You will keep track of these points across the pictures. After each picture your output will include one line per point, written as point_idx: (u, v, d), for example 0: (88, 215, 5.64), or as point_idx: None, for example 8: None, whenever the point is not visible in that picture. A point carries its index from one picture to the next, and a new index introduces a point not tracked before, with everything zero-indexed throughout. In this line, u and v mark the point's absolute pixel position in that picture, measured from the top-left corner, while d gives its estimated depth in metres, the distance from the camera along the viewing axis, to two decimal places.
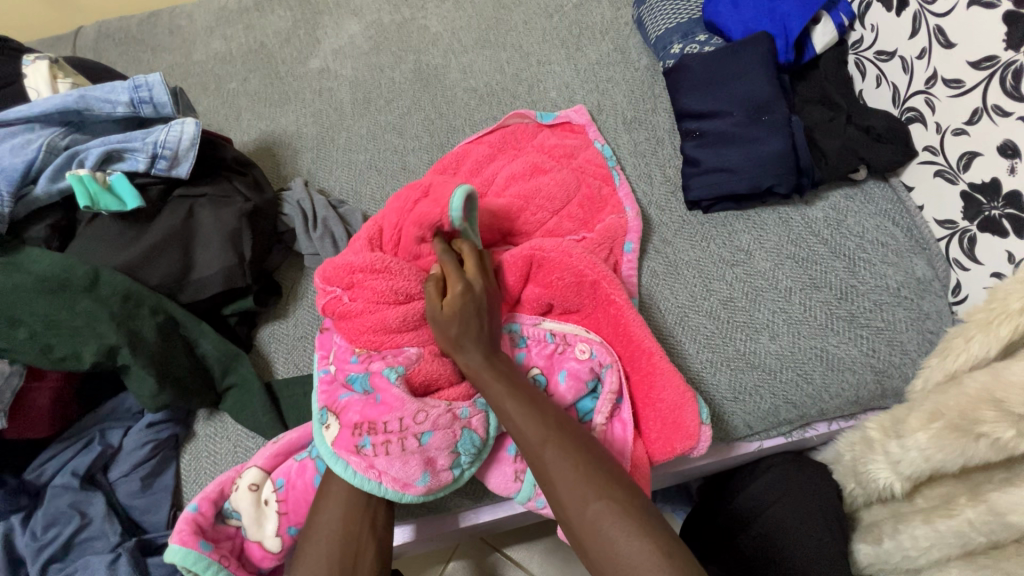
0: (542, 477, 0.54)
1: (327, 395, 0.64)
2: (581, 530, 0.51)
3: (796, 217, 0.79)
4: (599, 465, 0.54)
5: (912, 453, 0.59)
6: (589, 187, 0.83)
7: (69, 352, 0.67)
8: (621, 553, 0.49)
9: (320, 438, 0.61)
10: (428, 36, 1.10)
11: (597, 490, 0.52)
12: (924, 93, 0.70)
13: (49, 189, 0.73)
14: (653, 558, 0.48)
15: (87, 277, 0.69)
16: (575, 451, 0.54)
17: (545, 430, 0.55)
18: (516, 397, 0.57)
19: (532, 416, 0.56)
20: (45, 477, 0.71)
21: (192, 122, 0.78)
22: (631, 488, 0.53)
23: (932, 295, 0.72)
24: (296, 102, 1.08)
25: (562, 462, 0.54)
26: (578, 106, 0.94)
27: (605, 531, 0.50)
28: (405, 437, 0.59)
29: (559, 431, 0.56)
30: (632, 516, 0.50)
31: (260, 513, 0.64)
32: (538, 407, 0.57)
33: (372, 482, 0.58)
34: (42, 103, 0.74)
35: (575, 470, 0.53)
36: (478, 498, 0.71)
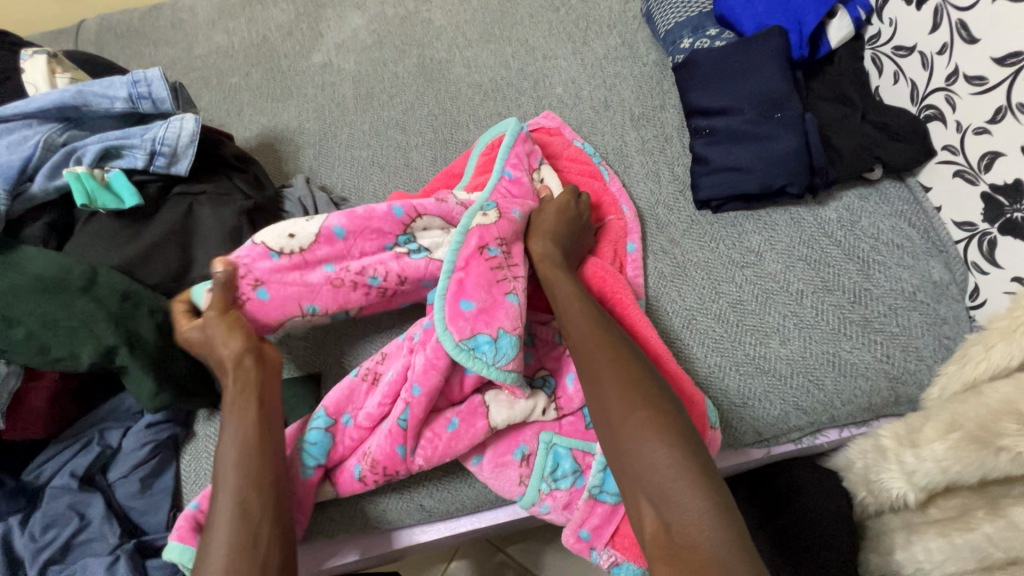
0: (589, 378, 0.56)
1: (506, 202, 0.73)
2: (617, 426, 0.52)
3: (809, 217, 0.77)
4: (653, 384, 0.55)
5: (928, 464, 0.57)
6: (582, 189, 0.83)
7: (66, 353, 0.66)
8: (651, 462, 0.49)
9: (473, 215, 0.69)
10: (432, 30, 1.08)
11: (644, 401, 0.53)
12: (944, 90, 0.68)
13: (46, 186, 0.72)
14: (670, 469, 0.49)
15: (84, 277, 0.67)
16: (625, 360, 0.56)
17: (600, 335, 0.59)
18: (582, 301, 0.62)
19: (588, 318, 0.60)
20: (44, 477, 0.70)
21: (192, 117, 0.76)
22: (671, 407, 0.53)
23: (948, 300, 0.70)
24: (298, 96, 1.07)
25: (608, 363, 0.56)
26: (547, 112, 0.92)
27: (638, 442, 0.50)
28: (499, 282, 0.65)
29: (614, 339, 0.58)
30: (672, 440, 0.50)
31: None
32: (599, 314, 0.61)
33: (452, 263, 0.65)
34: (39, 98, 0.73)
35: (623, 371, 0.55)
36: (482, 501, 0.70)
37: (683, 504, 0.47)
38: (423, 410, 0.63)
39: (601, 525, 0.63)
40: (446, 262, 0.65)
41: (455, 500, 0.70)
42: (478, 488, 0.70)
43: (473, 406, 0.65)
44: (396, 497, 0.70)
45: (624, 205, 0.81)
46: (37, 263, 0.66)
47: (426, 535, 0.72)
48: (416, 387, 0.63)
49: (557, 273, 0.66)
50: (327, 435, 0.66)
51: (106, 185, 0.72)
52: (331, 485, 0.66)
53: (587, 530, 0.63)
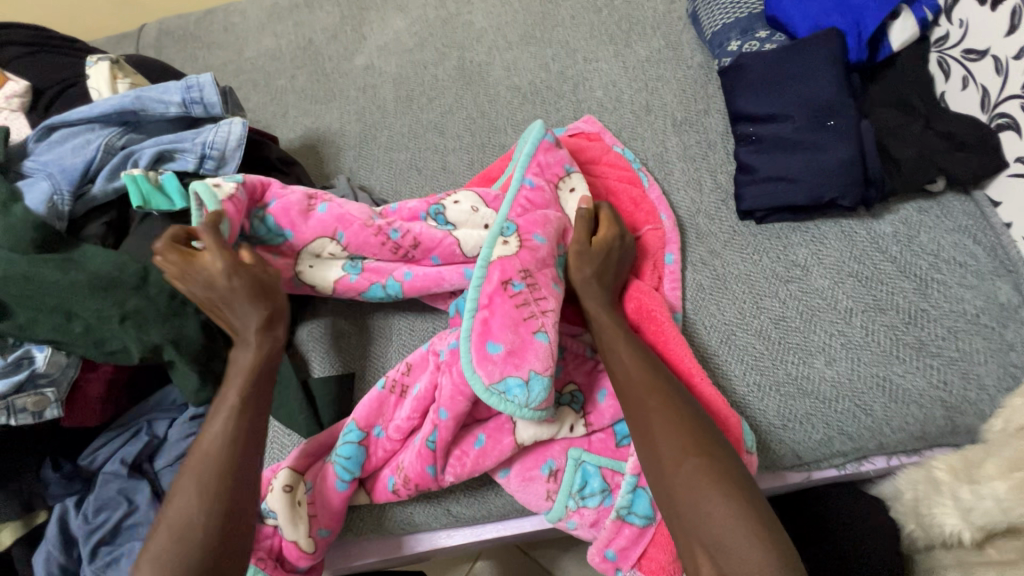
0: (642, 423, 0.56)
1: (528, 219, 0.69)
2: (669, 475, 0.53)
3: (862, 231, 0.73)
4: (707, 431, 0.55)
5: (988, 502, 0.55)
6: (620, 197, 0.81)
7: (119, 346, 0.68)
8: (708, 512, 0.49)
9: (494, 245, 0.67)
10: (473, 32, 1.08)
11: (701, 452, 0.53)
12: (1020, 98, 0.63)
13: (105, 188, 0.76)
14: (729, 521, 0.48)
15: (136, 275, 0.69)
16: (676, 406, 0.56)
17: (651, 377, 0.58)
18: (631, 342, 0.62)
19: (637, 360, 0.60)
20: (98, 463, 0.74)
21: (239, 122, 0.79)
22: (727, 457, 0.53)
23: (1017, 324, 0.65)
24: (341, 99, 1.09)
25: (661, 409, 0.56)
26: (588, 116, 0.90)
27: (695, 492, 0.51)
28: (528, 320, 0.63)
29: (664, 382, 0.58)
30: (728, 491, 0.50)
31: (294, 513, 0.65)
32: (648, 356, 0.61)
33: (475, 301, 0.64)
34: (101, 104, 0.78)
35: (671, 415, 0.55)
36: (507, 509, 0.70)
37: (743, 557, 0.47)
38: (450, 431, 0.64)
39: (629, 549, 0.62)
40: (469, 300, 0.64)
41: (481, 507, 0.70)
42: (506, 496, 0.70)
43: (500, 424, 0.65)
44: (425, 500, 0.71)
45: (664, 214, 0.79)
46: (95, 260, 0.70)
47: (452, 539, 0.72)
48: (441, 412, 0.64)
49: (596, 303, 0.65)
50: (360, 449, 0.67)
51: (159, 187, 0.74)
52: (366, 493, 0.69)
53: (616, 553, 0.62)
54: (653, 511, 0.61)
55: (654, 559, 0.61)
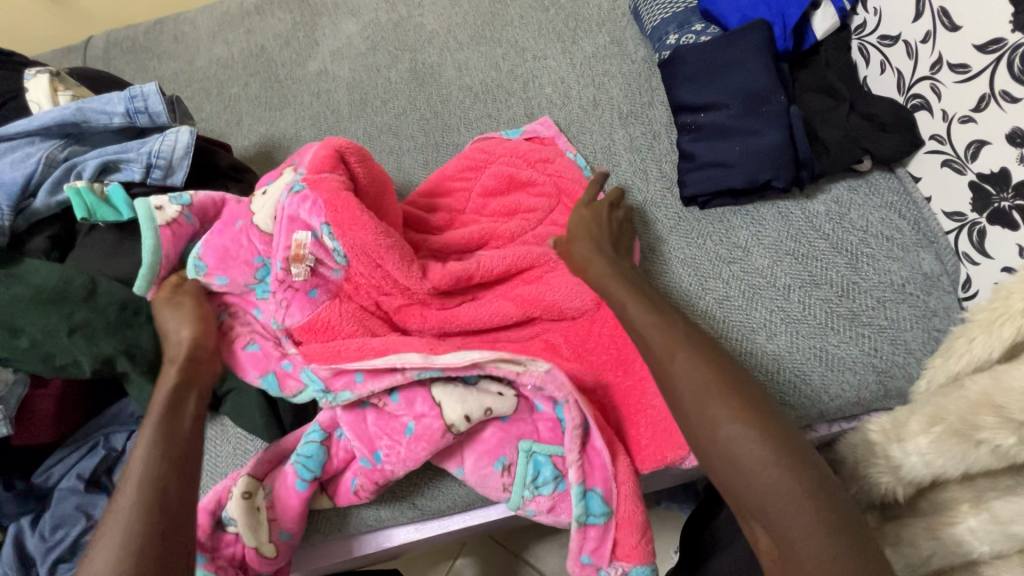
0: (669, 389, 0.52)
1: (307, 205, 0.68)
2: (703, 436, 0.48)
3: (797, 211, 0.76)
4: (742, 385, 0.50)
5: (913, 458, 0.57)
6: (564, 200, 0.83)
7: (68, 360, 0.68)
8: (755, 476, 0.44)
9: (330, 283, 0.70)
10: (424, 34, 1.10)
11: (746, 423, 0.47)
12: (929, 79, 0.67)
13: (48, 201, 0.75)
14: (777, 482, 0.43)
15: (84, 288, 0.69)
16: (703, 362, 0.51)
17: (668, 338, 0.54)
18: (648, 312, 0.58)
19: (654, 322, 0.56)
20: (53, 479, 0.73)
21: (186, 130, 0.79)
22: (768, 411, 0.48)
23: (939, 291, 0.69)
24: (295, 104, 1.09)
25: (687, 368, 0.51)
26: (544, 118, 0.93)
27: (738, 456, 0.45)
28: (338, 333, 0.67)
29: (685, 341, 0.53)
30: (773, 450, 0.45)
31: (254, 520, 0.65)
32: (664, 316, 0.57)
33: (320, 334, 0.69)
34: (41, 116, 0.77)
35: (699, 372, 0.50)
36: (470, 500, 0.71)
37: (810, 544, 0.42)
38: (376, 415, 0.66)
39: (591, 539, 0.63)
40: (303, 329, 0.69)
41: (446, 498, 0.71)
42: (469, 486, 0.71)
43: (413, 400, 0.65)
44: (391, 496, 0.72)
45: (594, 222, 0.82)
46: (39, 275, 0.69)
47: (421, 532, 0.73)
48: (365, 403, 0.67)
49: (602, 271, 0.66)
50: (321, 448, 0.67)
51: (104, 199, 0.74)
52: (328, 497, 0.69)
53: (583, 549, 0.64)
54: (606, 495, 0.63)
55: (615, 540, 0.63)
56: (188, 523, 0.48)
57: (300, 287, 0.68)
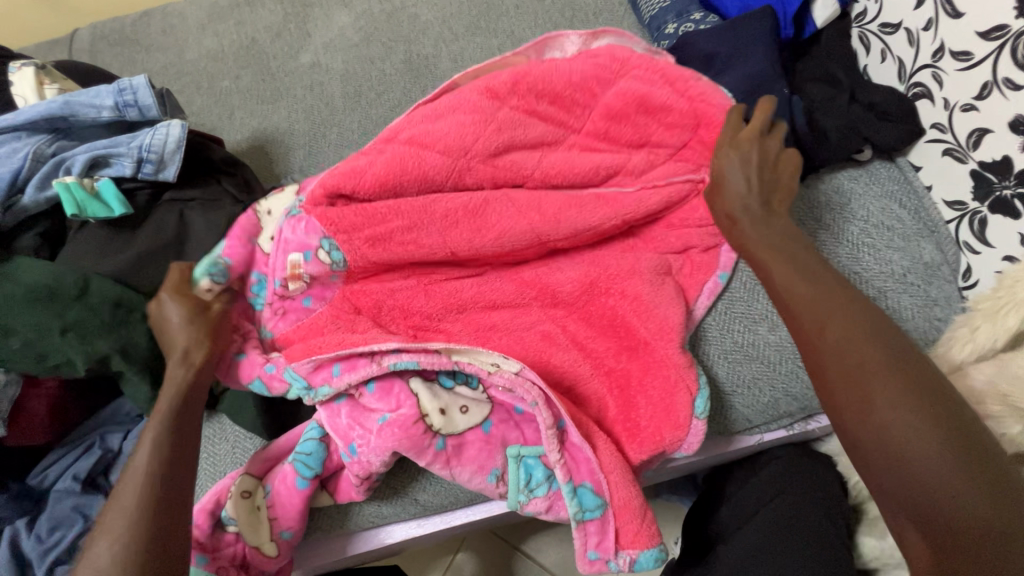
0: (813, 354, 0.49)
1: (305, 226, 0.66)
2: (855, 416, 0.46)
3: (799, 202, 0.75)
4: (907, 365, 0.47)
5: None
6: (609, 144, 0.74)
7: (62, 359, 0.66)
8: (919, 464, 0.43)
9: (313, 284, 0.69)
10: (418, 24, 1.08)
11: (887, 386, 0.45)
12: (931, 67, 0.67)
13: (36, 197, 0.73)
14: (944, 468, 0.42)
15: (77, 285, 0.67)
16: (862, 337, 0.48)
17: (819, 310, 0.50)
18: (796, 277, 0.53)
19: (810, 287, 0.52)
20: (48, 482, 0.72)
21: (178, 124, 0.77)
22: (934, 393, 0.45)
23: (940, 281, 0.69)
24: (288, 97, 1.07)
25: (841, 341, 0.48)
26: None
27: (891, 438, 0.44)
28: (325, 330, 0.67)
29: (842, 311, 0.50)
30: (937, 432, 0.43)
31: (254, 518, 0.65)
32: (816, 278, 0.52)
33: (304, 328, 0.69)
34: (28, 110, 0.75)
35: (855, 346, 0.48)
36: (473, 495, 0.71)
37: (954, 502, 0.41)
38: (355, 409, 0.65)
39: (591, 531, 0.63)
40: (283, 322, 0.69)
41: (448, 493, 0.71)
42: None
43: (392, 390, 0.64)
44: (392, 492, 0.71)
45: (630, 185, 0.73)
46: (29, 273, 0.67)
47: (423, 527, 0.73)
48: (341, 398, 0.65)
49: (748, 235, 0.58)
50: (321, 445, 0.66)
51: (95, 194, 0.73)
52: (329, 493, 0.68)
53: (587, 542, 0.63)
54: (602, 493, 0.63)
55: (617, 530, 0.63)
56: (185, 522, 0.50)
57: (297, 297, 0.69)
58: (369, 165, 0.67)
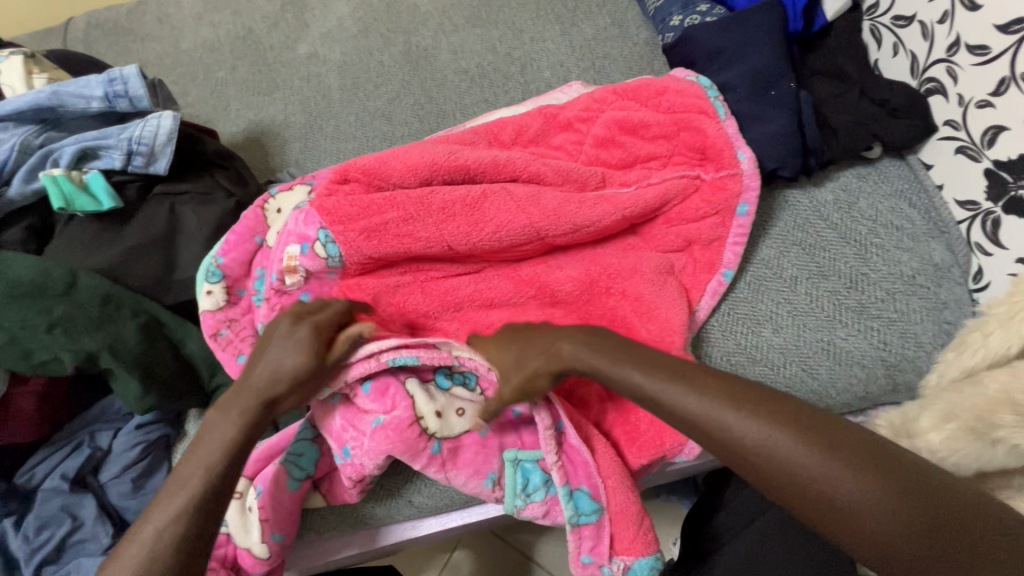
0: (728, 449, 0.45)
1: (305, 217, 0.65)
2: (791, 495, 0.43)
3: (805, 201, 0.73)
4: (802, 416, 0.45)
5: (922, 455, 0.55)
6: (617, 149, 0.73)
7: (49, 357, 0.65)
8: (862, 517, 0.41)
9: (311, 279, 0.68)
10: (418, 15, 1.06)
11: (840, 472, 0.42)
12: (945, 62, 0.64)
13: (23, 190, 0.71)
14: (883, 511, 0.40)
15: (64, 281, 0.66)
16: (759, 418, 0.45)
17: (710, 406, 0.46)
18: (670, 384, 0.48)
19: (691, 392, 0.47)
20: (36, 480, 0.70)
21: (170, 115, 0.75)
22: (840, 434, 0.44)
23: (950, 282, 0.67)
24: (284, 89, 1.05)
25: (748, 429, 0.44)
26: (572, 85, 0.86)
27: (829, 503, 0.42)
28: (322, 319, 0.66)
29: (728, 397, 0.46)
30: (862, 476, 0.41)
31: (245, 520, 0.63)
32: (687, 376, 0.49)
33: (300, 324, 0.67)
34: (15, 101, 0.73)
35: (756, 424, 0.44)
36: (469, 498, 0.70)
37: (911, 550, 0.40)
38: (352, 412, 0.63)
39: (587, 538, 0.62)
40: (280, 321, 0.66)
41: (443, 495, 0.69)
42: None
43: (388, 390, 0.61)
44: (387, 493, 0.70)
45: (633, 185, 0.72)
46: (16, 267, 0.66)
47: (418, 529, 0.71)
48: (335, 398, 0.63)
49: (580, 351, 0.54)
50: (314, 446, 0.66)
51: (84, 187, 0.72)
52: (322, 495, 0.67)
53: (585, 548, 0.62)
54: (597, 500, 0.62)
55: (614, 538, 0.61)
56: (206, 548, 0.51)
57: (294, 292, 0.67)
58: (396, 155, 0.69)
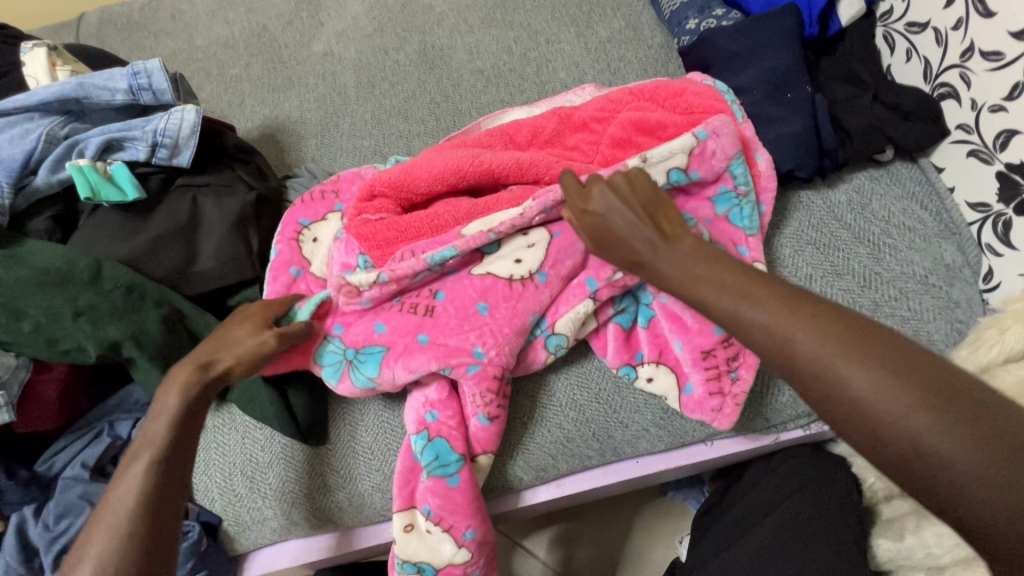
0: (787, 362, 0.43)
1: (346, 247, 0.70)
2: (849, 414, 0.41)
3: (818, 201, 0.75)
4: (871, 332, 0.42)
5: None
6: (633, 151, 0.72)
7: (73, 345, 0.65)
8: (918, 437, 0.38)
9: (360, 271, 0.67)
10: (433, 16, 1.07)
11: (956, 438, 0.38)
12: (959, 67, 0.66)
13: (49, 179, 0.72)
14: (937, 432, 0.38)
15: (89, 270, 0.66)
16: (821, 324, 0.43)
17: (769, 306, 0.45)
18: (733, 296, 0.47)
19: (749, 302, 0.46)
20: (56, 469, 0.71)
21: (192, 109, 0.76)
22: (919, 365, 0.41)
23: (961, 283, 0.69)
24: (300, 86, 1.06)
25: (808, 338, 0.43)
26: (583, 86, 0.86)
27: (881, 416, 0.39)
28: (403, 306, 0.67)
29: (783, 301, 0.45)
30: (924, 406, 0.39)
31: (431, 541, 0.62)
32: (749, 289, 0.47)
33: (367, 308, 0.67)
34: (40, 91, 0.73)
35: (816, 337, 0.42)
36: (503, 487, 0.71)
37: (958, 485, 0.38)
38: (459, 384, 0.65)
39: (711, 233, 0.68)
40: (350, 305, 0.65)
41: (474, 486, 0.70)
42: (531, 462, 0.71)
43: (492, 328, 0.64)
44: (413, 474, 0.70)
45: None
46: (43, 256, 0.66)
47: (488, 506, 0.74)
48: (446, 369, 0.63)
49: (657, 259, 0.52)
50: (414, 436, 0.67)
51: (109, 178, 0.72)
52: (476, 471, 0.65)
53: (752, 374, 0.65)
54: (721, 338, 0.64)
55: (731, 238, 0.69)
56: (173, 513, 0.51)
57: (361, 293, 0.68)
58: (420, 164, 0.70)
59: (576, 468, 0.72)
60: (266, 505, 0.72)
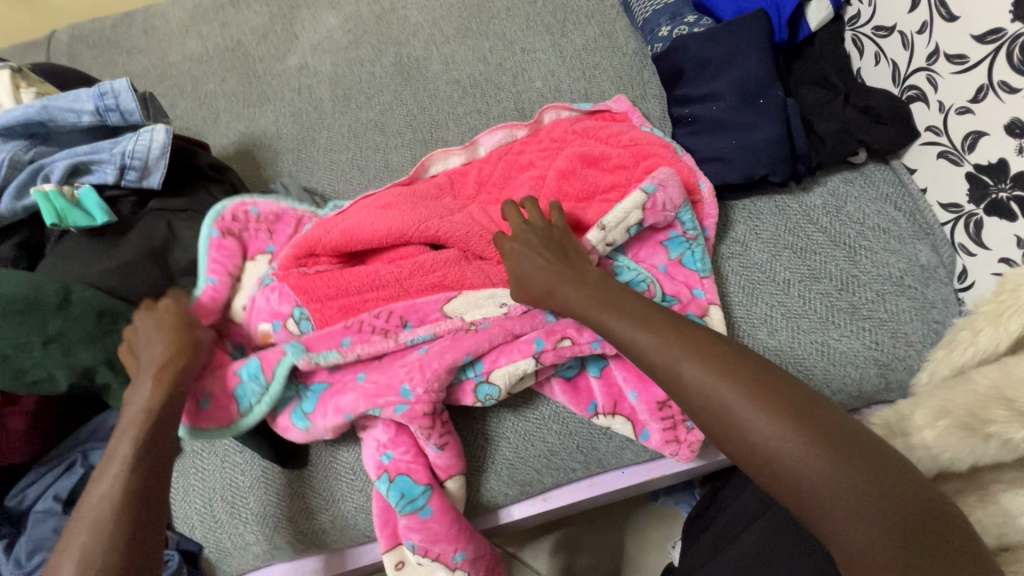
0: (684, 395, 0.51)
1: (277, 294, 0.67)
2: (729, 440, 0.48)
3: (794, 206, 0.75)
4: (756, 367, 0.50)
5: (918, 451, 0.55)
6: (578, 181, 0.73)
7: (42, 375, 0.62)
8: (785, 458, 0.45)
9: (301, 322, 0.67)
10: (408, 27, 1.06)
11: (820, 465, 0.44)
12: (925, 70, 0.67)
13: (12, 206, 0.71)
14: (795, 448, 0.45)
15: (58, 296, 0.65)
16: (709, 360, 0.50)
17: (666, 345, 0.52)
18: (639, 329, 0.54)
19: (649, 335, 0.54)
20: (28, 502, 0.69)
21: (161, 129, 0.74)
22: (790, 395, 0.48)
23: (937, 283, 0.69)
24: (275, 100, 1.05)
25: (697, 370, 0.50)
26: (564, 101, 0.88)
27: (762, 447, 0.46)
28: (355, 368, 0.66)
29: (677, 337, 0.53)
30: (796, 432, 0.45)
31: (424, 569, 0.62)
32: (652, 324, 0.54)
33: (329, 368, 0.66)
34: (2, 115, 0.72)
35: (705, 372, 0.50)
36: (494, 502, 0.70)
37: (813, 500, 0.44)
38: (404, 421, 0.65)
39: (664, 280, 0.69)
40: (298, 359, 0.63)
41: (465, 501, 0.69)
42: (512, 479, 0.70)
43: (421, 364, 0.62)
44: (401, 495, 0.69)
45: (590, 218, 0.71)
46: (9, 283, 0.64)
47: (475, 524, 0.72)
48: (374, 410, 0.62)
49: (569, 298, 0.59)
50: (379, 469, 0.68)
51: (76, 203, 0.71)
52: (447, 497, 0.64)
53: None
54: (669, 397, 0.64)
55: (686, 281, 0.70)
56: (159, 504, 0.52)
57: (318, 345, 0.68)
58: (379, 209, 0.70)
59: (562, 481, 0.72)
60: (249, 530, 0.70)
